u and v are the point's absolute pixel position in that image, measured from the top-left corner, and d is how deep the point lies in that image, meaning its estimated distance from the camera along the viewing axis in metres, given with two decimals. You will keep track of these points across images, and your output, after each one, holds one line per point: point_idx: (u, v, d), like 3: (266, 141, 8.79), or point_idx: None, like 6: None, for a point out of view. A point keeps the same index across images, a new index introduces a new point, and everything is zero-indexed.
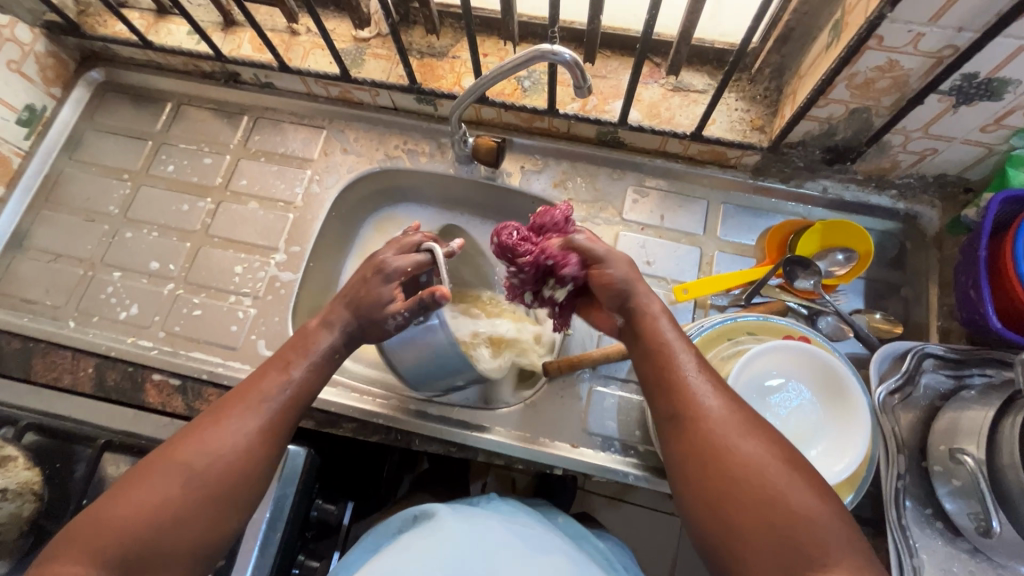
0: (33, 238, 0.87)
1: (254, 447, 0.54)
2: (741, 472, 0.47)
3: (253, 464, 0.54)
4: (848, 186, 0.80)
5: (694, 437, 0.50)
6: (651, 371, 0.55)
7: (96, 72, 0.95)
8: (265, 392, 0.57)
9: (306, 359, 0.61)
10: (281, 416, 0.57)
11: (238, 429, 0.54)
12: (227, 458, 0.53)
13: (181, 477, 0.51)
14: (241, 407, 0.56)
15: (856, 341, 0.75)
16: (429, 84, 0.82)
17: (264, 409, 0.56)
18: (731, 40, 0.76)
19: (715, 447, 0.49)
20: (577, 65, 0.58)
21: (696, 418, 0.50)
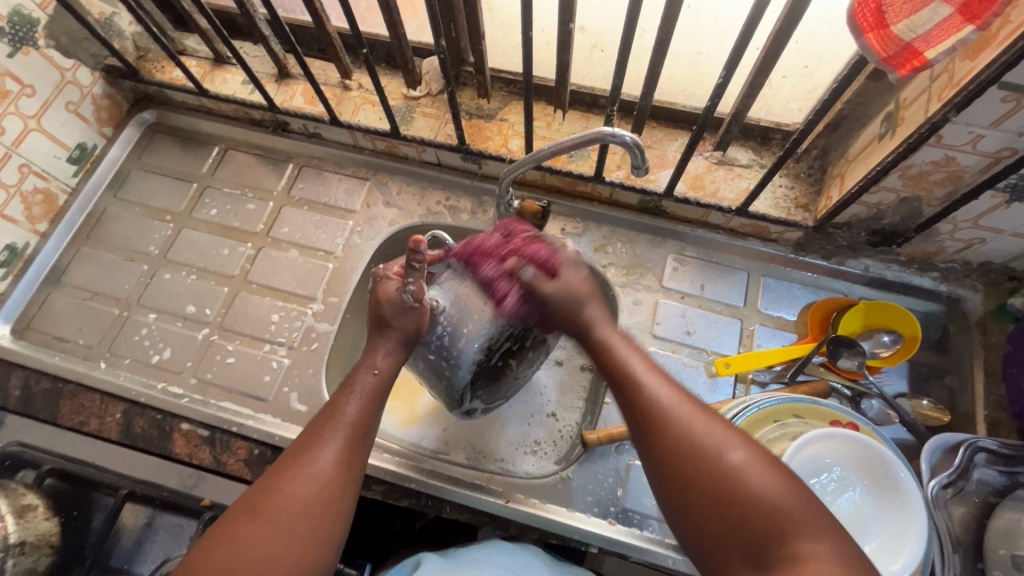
0: (71, 275, 0.87)
1: (331, 483, 0.50)
2: (737, 486, 0.44)
3: (333, 501, 0.49)
4: (891, 266, 0.80)
5: (671, 450, 0.47)
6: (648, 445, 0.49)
7: (147, 114, 0.97)
8: (327, 430, 0.52)
9: (361, 389, 0.55)
10: (353, 447, 0.52)
11: (311, 467, 0.49)
12: (306, 499, 0.48)
13: (263, 527, 0.46)
14: (308, 445, 0.51)
15: (901, 427, 0.73)
16: (477, 145, 0.84)
17: (331, 445, 0.51)
18: (778, 119, 0.77)
19: (706, 462, 0.45)
20: (638, 147, 0.59)
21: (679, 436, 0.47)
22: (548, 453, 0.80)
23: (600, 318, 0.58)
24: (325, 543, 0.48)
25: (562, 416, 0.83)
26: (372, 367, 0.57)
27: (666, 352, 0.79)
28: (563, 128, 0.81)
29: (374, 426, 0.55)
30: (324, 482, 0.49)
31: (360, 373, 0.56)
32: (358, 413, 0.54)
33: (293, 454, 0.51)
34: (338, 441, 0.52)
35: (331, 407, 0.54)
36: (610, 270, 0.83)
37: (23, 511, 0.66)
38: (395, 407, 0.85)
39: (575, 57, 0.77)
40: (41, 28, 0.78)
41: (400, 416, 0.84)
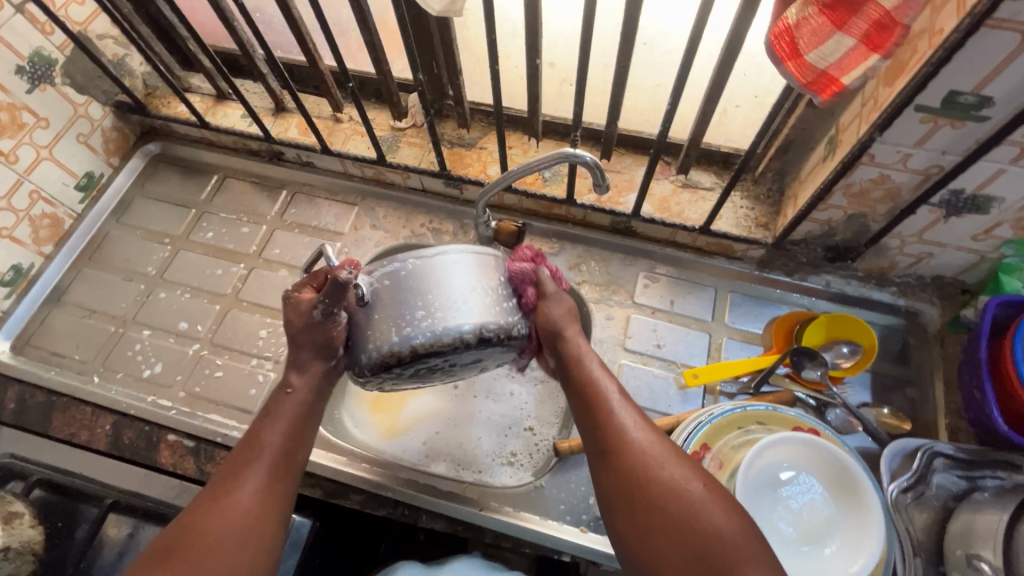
0: (71, 294, 0.91)
1: (257, 507, 0.53)
2: (690, 512, 0.48)
3: (259, 524, 0.52)
4: (850, 281, 0.83)
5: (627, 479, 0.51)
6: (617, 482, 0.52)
7: (152, 145, 1.04)
8: (251, 458, 0.56)
9: (280, 417, 0.58)
10: (277, 472, 0.56)
11: (239, 492, 0.53)
12: (230, 526, 0.51)
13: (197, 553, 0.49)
14: (232, 475, 0.54)
15: (865, 435, 0.76)
16: (457, 171, 0.90)
17: (253, 478, 0.54)
18: (735, 146, 0.83)
19: (656, 485, 0.50)
20: (598, 166, 0.64)
21: (640, 466, 0.52)
22: (524, 463, 0.80)
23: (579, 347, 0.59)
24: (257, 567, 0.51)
25: (539, 431, 0.83)
26: (285, 387, 0.60)
27: (637, 364, 0.82)
28: (537, 155, 0.87)
29: (298, 453, 0.58)
30: (247, 508, 0.52)
31: (277, 399, 0.59)
32: (282, 442, 0.57)
33: (217, 487, 0.53)
34: (264, 468, 0.55)
35: (251, 438, 0.57)
36: (584, 287, 0.87)
37: (9, 517, 0.68)
38: (375, 417, 0.85)
39: (546, 90, 0.84)
40: (59, 67, 0.85)
41: (382, 426, 0.84)
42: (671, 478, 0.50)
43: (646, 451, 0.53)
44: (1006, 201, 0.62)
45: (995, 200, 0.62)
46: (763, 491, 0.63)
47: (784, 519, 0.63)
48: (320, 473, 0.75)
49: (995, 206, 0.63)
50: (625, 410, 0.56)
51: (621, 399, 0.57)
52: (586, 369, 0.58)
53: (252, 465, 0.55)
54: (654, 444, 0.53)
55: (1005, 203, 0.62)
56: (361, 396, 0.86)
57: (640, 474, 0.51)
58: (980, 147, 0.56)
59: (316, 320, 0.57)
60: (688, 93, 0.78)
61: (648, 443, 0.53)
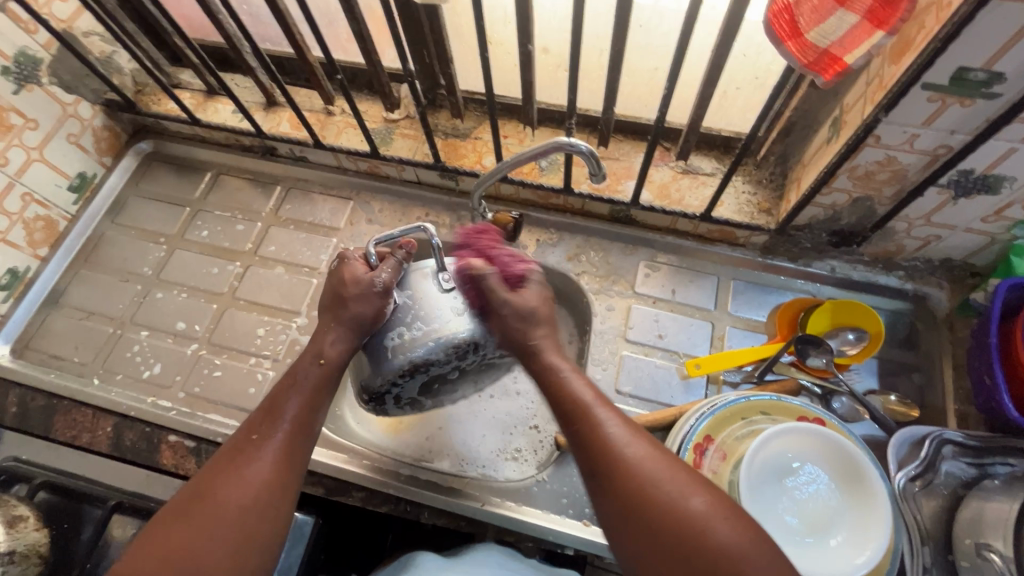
0: (68, 297, 0.91)
1: (276, 474, 0.51)
2: (689, 533, 0.43)
3: (279, 488, 0.50)
4: (856, 266, 0.81)
5: (631, 494, 0.46)
6: (616, 503, 0.47)
7: (144, 143, 1.02)
8: (269, 423, 0.53)
9: (303, 386, 0.57)
10: (298, 436, 0.54)
11: (256, 455, 0.51)
12: (249, 488, 0.49)
13: (216, 503, 0.48)
14: (250, 436, 0.52)
15: (872, 423, 0.74)
16: (452, 163, 0.88)
17: (275, 439, 0.52)
18: (737, 129, 0.81)
19: (660, 509, 0.45)
20: (594, 155, 0.62)
21: (635, 490, 0.46)
22: (529, 457, 0.79)
23: (561, 363, 0.56)
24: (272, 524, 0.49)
25: (543, 428, 0.81)
26: (309, 360, 0.58)
27: (639, 355, 0.81)
28: (534, 143, 0.86)
29: (316, 423, 0.56)
30: (265, 477, 0.50)
31: (304, 366, 0.58)
32: (301, 405, 0.55)
33: (232, 453, 0.51)
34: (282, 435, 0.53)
35: (271, 405, 0.55)
36: (584, 278, 0.86)
37: (13, 521, 0.68)
38: (376, 415, 0.84)
39: (540, 76, 0.82)
40: (45, 67, 0.84)
41: (384, 423, 0.83)
42: (671, 500, 0.45)
43: (642, 474, 0.47)
44: (1018, 180, 0.59)
45: (1006, 179, 0.60)
46: (769, 482, 0.63)
47: (790, 510, 0.62)
48: (321, 472, 0.75)
49: (1006, 186, 0.61)
50: (624, 430, 0.50)
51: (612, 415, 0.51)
52: (570, 390, 0.54)
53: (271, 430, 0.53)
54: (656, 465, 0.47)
55: (1016, 183, 0.60)
56: (365, 392, 0.85)
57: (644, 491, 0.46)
58: (990, 126, 0.54)
59: (369, 289, 0.61)
60: (686, 73, 0.75)
61: (652, 467, 0.47)
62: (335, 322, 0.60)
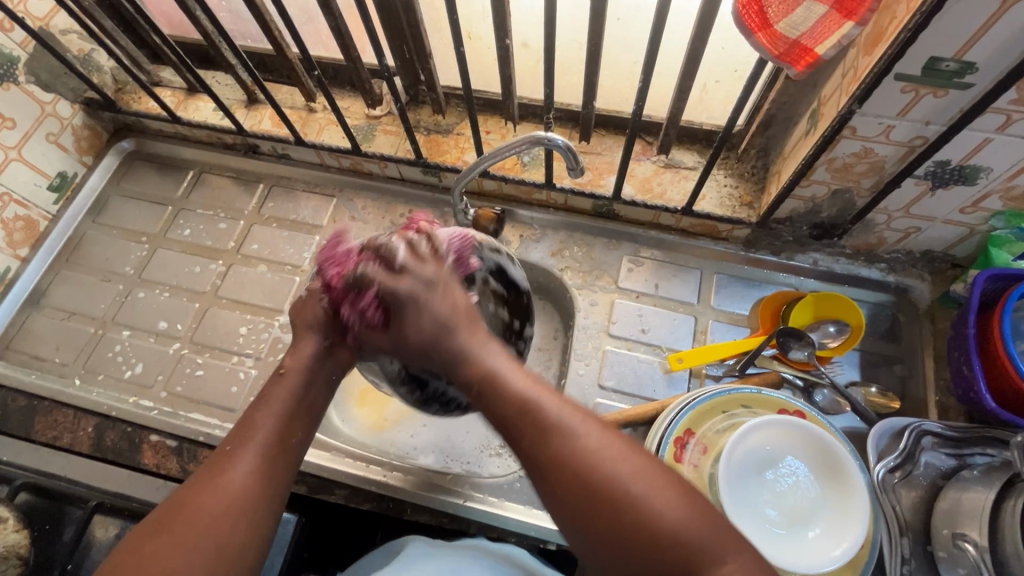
0: (50, 297, 0.90)
1: (254, 487, 0.47)
2: (638, 520, 0.40)
3: (252, 508, 0.46)
4: (839, 259, 0.82)
5: (584, 482, 0.42)
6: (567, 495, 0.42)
7: (126, 142, 1.02)
8: (237, 442, 0.49)
9: (274, 398, 0.52)
10: (274, 451, 0.50)
11: (225, 478, 0.46)
12: (219, 513, 0.45)
13: (182, 540, 0.43)
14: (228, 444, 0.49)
15: (853, 415, 0.75)
16: (434, 158, 0.88)
17: (245, 458, 0.48)
18: (718, 122, 0.81)
19: (606, 496, 0.41)
20: (571, 149, 0.63)
21: (592, 484, 0.42)
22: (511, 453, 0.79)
23: (470, 344, 0.49)
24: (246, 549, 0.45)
25: None
26: (278, 370, 0.55)
27: (622, 350, 0.80)
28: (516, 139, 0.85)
29: (296, 432, 0.52)
30: (238, 494, 0.46)
31: (271, 382, 0.53)
32: (273, 419, 0.51)
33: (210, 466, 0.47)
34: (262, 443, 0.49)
35: (243, 420, 0.51)
36: (567, 273, 0.86)
37: None
38: (360, 412, 0.84)
39: (520, 71, 0.81)
40: (21, 65, 0.83)
41: (367, 420, 0.83)
42: (627, 490, 0.41)
43: (594, 462, 0.42)
44: (994, 171, 0.59)
45: (982, 170, 0.60)
46: (748, 474, 0.63)
47: (768, 502, 0.62)
48: (304, 470, 0.75)
49: (982, 176, 0.60)
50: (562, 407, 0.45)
51: (541, 389, 0.46)
52: (507, 384, 0.47)
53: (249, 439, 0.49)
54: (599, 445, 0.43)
55: (993, 173, 0.60)
56: (348, 390, 0.85)
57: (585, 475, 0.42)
58: (964, 116, 0.54)
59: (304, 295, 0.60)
60: (665, 67, 0.75)
61: (596, 446, 0.43)
62: (302, 327, 0.58)
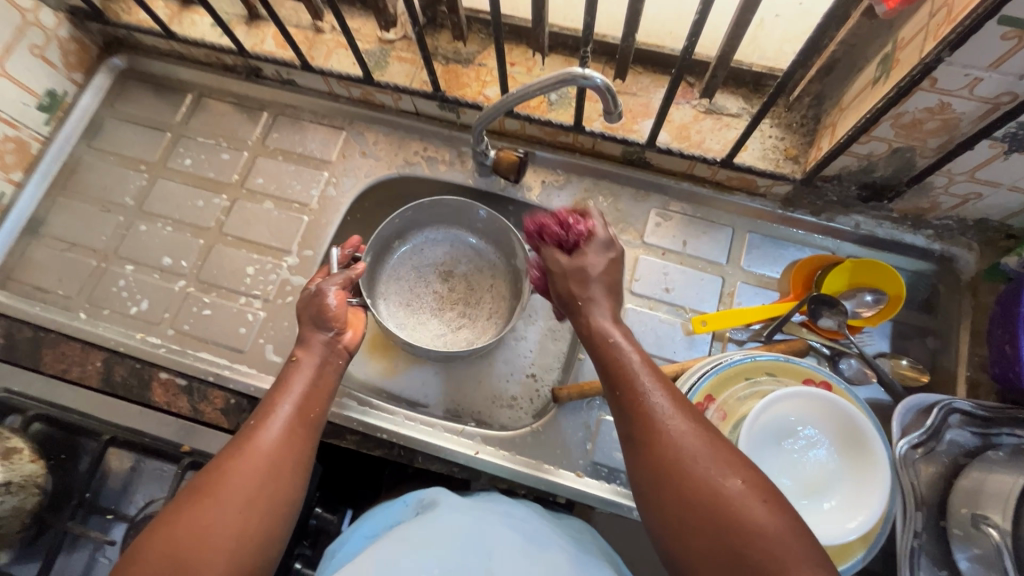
0: (49, 226, 0.86)
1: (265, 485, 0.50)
2: (725, 509, 0.44)
3: (273, 497, 0.50)
4: (882, 223, 0.76)
5: (663, 461, 0.47)
6: (646, 473, 0.48)
7: (118, 59, 0.94)
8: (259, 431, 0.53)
9: (294, 391, 0.58)
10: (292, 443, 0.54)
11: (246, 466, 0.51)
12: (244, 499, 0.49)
13: (206, 518, 0.47)
14: (249, 433, 0.53)
15: (878, 387, 0.72)
16: (453, 92, 0.81)
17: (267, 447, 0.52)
18: (770, 64, 0.73)
19: (674, 475, 0.47)
20: (609, 90, 0.56)
21: (673, 460, 0.47)
22: (524, 407, 0.79)
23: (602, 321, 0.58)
24: (264, 539, 0.49)
25: (541, 377, 0.80)
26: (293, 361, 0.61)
27: (643, 309, 0.77)
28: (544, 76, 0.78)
29: (314, 427, 0.57)
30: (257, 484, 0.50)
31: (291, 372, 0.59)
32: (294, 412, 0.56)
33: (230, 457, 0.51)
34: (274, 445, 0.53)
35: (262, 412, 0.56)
36: None
37: (8, 453, 0.69)
38: (368, 356, 0.82)
39: None
40: None
41: (377, 366, 0.82)
42: (703, 474, 0.46)
43: (679, 444, 0.48)
44: None
45: None
46: (767, 442, 0.62)
47: (785, 471, 0.61)
48: None
49: None
50: (661, 391, 0.51)
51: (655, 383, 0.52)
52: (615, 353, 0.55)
53: (265, 440, 0.53)
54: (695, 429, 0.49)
55: None
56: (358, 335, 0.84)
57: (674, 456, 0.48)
58: None
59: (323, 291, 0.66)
60: None
61: (685, 437, 0.48)
62: (310, 323, 0.64)
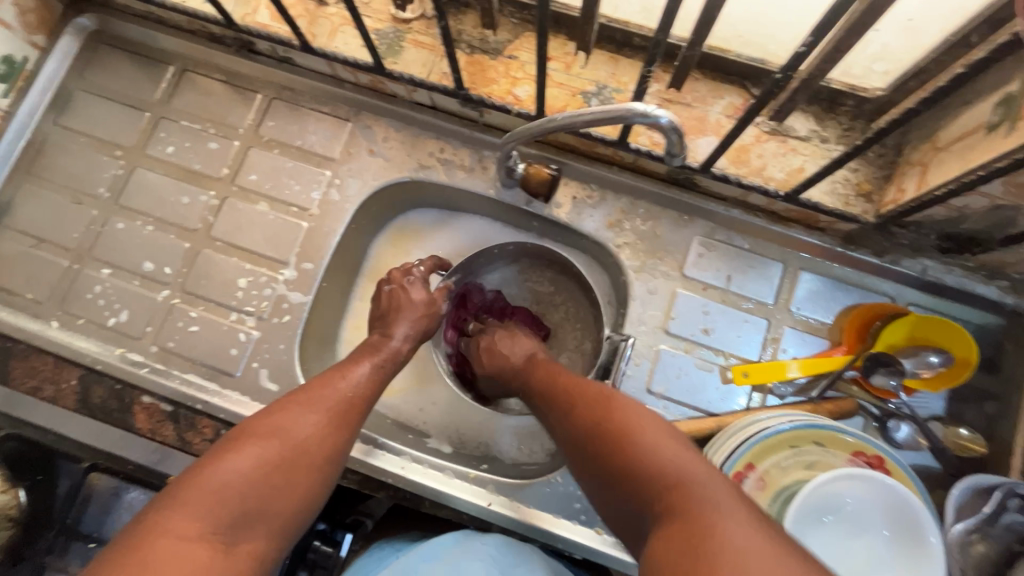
0: (14, 216, 0.76)
1: (314, 438, 0.52)
2: (655, 472, 0.44)
3: (322, 451, 0.52)
4: (953, 270, 0.68)
5: (598, 439, 0.49)
6: (594, 444, 0.50)
7: (85, 19, 0.80)
8: (321, 389, 0.56)
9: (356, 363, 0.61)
10: (341, 408, 0.55)
11: (297, 422, 0.52)
12: (294, 443, 0.50)
13: (258, 453, 0.48)
14: (315, 384, 0.57)
15: (926, 453, 0.67)
16: (478, 89, 0.70)
17: (318, 404, 0.54)
18: (854, 82, 0.64)
19: (620, 447, 0.47)
20: (679, 132, 0.50)
21: (617, 439, 0.48)
22: (537, 439, 0.74)
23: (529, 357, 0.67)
24: (304, 483, 0.50)
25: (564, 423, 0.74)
26: (371, 342, 0.65)
27: (678, 351, 0.70)
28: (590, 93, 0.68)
29: (368, 401, 0.59)
30: (303, 437, 0.51)
31: (365, 350, 0.63)
32: (360, 380, 0.59)
33: (282, 407, 0.53)
34: (329, 402, 0.55)
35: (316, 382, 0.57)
36: (624, 251, 0.72)
37: None
38: None
39: None
40: None
41: None
42: (648, 448, 0.46)
43: (621, 422, 0.49)
44: None
45: None
46: (812, 521, 0.55)
47: (829, 554, 0.56)
48: None
49: None
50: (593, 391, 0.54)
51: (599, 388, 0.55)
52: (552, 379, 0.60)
53: (319, 399, 0.55)
54: (642, 408, 0.51)
55: None
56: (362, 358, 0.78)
57: (603, 422, 0.50)
58: None
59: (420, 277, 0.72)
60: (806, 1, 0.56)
61: (626, 417, 0.50)
62: (396, 307, 0.68)
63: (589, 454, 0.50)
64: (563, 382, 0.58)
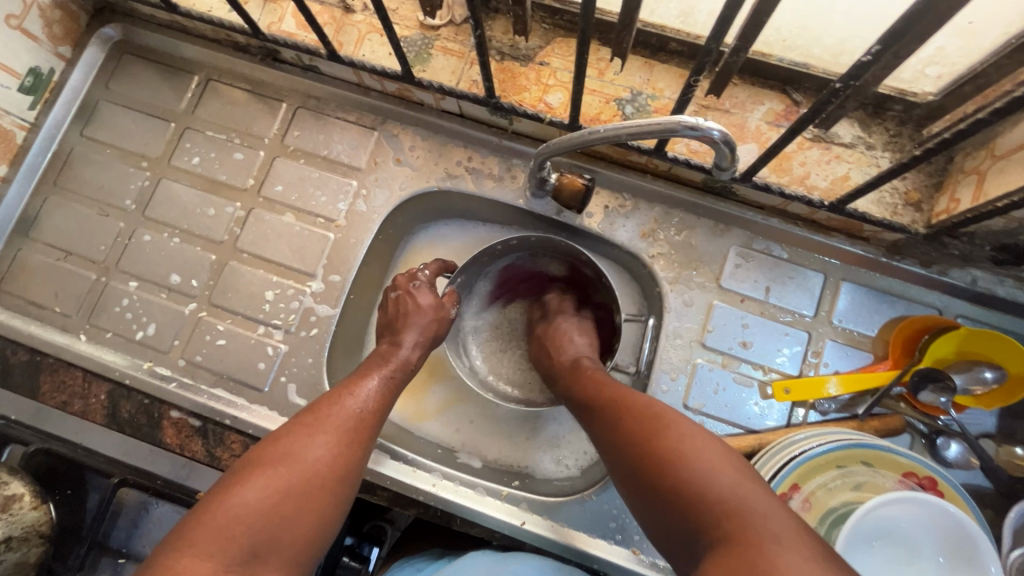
0: (41, 229, 0.76)
1: (327, 467, 0.49)
2: (695, 493, 0.43)
3: (336, 482, 0.49)
4: (1004, 281, 0.65)
5: (637, 453, 0.48)
6: (630, 456, 0.48)
7: (110, 29, 0.80)
8: (330, 408, 0.53)
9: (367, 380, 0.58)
10: (353, 432, 0.52)
11: (310, 448, 0.49)
12: (304, 473, 0.48)
13: (269, 486, 0.46)
14: (325, 404, 0.54)
15: (979, 472, 0.64)
16: (509, 97, 0.68)
17: (328, 428, 0.51)
18: (901, 85, 0.62)
19: (662, 463, 0.45)
20: (728, 143, 0.48)
21: (660, 459, 0.46)
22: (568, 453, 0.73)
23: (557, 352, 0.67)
24: (318, 516, 0.47)
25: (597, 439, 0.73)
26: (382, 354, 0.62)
27: (715, 365, 0.68)
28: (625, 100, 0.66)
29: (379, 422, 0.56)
30: (317, 464, 0.49)
31: (376, 363, 0.61)
32: (371, 401, 0.56)
33: (294, 431, 0.51)
34: (342, 423, 0.52)
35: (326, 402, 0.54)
36: (658, 262, 0.70)
37: (6, 502, 0.62)
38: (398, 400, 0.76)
39: None
40: None
41: (405, 412, 0.76)
42: (693, 470, 0.44)
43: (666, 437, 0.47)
44: None
45: None
46: (861, 544, 0.53)
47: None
48: None
49: None
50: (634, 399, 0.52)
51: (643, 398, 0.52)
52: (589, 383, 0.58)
53: (329, 421, 0.52)
54: (690, 428, 0.48)
55: None
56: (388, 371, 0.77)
57: (655, 439, 0.47)
58: None
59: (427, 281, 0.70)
60: None
61: (673, 432, 0.47)
62: (408, 315, 0.66)
63: (623, 466, 0.49)
64: (602, 392, 0.56)
